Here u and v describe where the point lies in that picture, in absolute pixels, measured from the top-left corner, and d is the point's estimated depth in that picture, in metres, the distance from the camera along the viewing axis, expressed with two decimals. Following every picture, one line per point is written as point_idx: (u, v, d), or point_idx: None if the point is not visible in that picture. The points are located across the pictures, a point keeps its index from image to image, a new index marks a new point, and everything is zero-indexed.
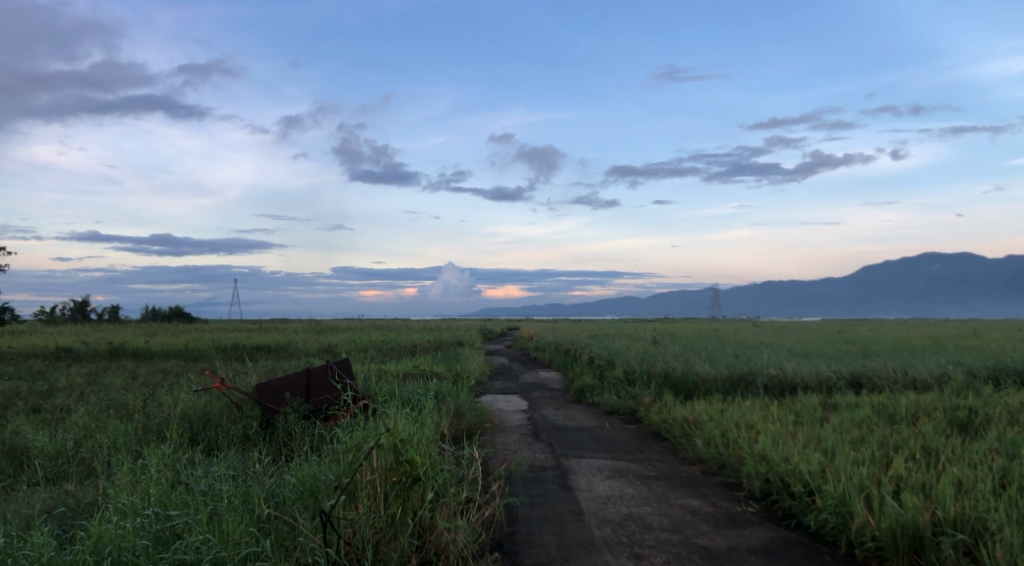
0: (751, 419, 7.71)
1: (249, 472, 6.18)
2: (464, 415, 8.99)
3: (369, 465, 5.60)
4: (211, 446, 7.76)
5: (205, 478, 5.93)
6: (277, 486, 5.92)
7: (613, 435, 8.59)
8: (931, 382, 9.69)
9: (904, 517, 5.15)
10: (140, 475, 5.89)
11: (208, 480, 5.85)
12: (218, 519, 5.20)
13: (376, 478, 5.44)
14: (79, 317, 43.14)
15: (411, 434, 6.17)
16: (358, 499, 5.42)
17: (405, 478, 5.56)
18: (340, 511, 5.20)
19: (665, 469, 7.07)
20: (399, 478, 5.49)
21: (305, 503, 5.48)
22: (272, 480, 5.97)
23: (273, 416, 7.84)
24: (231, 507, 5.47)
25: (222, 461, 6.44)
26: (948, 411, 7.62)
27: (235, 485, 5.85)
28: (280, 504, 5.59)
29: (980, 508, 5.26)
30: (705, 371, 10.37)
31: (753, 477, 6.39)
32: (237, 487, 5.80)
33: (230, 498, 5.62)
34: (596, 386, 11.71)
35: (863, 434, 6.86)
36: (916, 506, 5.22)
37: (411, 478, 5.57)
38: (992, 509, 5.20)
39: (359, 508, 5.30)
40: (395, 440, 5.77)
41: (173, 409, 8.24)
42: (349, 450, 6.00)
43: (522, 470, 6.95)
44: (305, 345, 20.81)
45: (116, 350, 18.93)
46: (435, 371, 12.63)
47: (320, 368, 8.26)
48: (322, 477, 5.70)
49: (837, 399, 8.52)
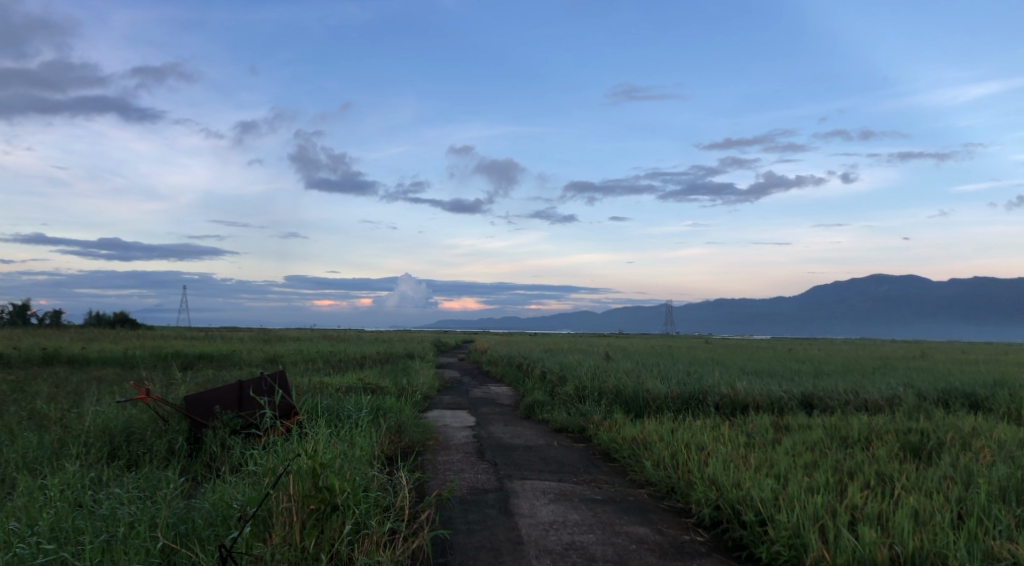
0: (702, 440, 7.54)
1: (163, 494, 5.77)
2: (406, 432, 8.67)
3: (286, 492, 5.36)
4: (132, 462, 7.31)
5: (107, 501, 5.51)
6: (187, 511, 5.54)
7: (560, 455, 8.35)
8: (881, 404, 9.67)
9: (861, 552, 5.04)
10: (36, 499, 5.43)
11: (111, 503, 5.43)
12: (112, 550, 4.83)
13: (293, 505, 5.19)
14: (19, 321, 41.54)
15: (336, 457, 5.90)
16: (272, 529, 5.16)
17: (323, 506, 5.28)
18: (247, 545, 4.86)
19: (611, 492, 6.85)
20: (317, 506, 5.16)
21: (217, 535, 5.12)
22: (185, 505, 5.56)
23: (202, 430, 7.48)
24: (133, 537, 5.06)
25: (132, 481, 6.03)
26: (899, 436, 7.55)
27: (142, 509, 5.43)
28: (186, 532, 5.23)
29: (938, 542, 5.13)
30: (657, 389, 10.20)
31: (704, 503, 6.20)
32: (145, 511, 5.38)
33: (132, 524, 5.24)
34: (546, 401, 11.48)
35: (816, 458, 6.74)
36: (874, 540, 5.10)
37: (331, 506, 5.31)
38: (952, 545, 5.07)
39: (272, 540, 5.02)
40: (315, 464, 5.49)
41: (92, 422, 7.76)
42: (265, 474, 5.74)
43: (461, 493, 6.67)
44: (251, 355, 20.19)
45: (50, 356, 18.06)
46: (382, 385, 12.25)
47: (251, 380, 7.91)
48: (234, 502, 5.40)
49: (788, 420, 8.41)
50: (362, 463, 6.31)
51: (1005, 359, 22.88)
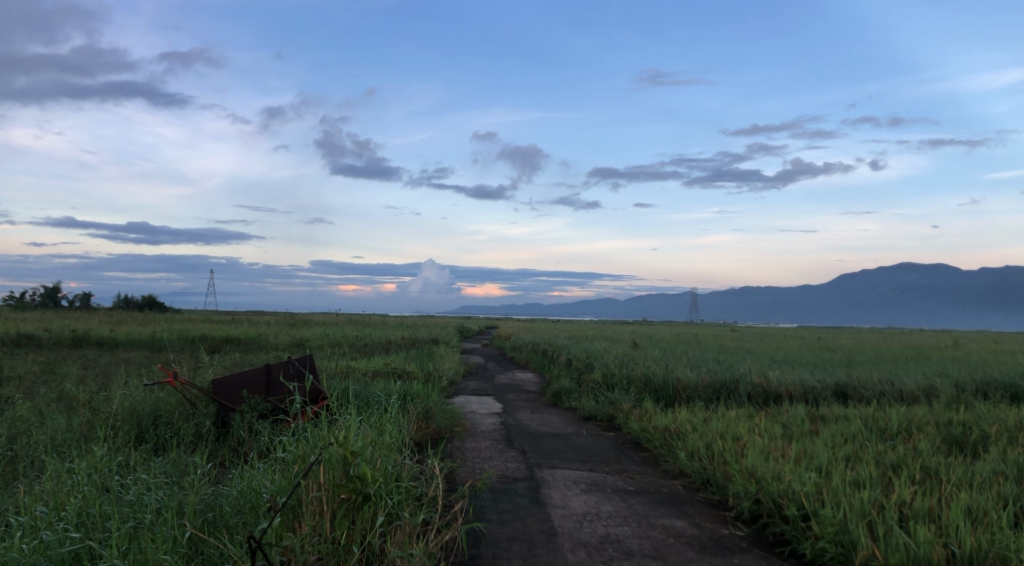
0: (737, 431, 7.39)
1: (191, 479, 5.76)
2: (433, 418, 8.62)
3: (315, 481, 5.32)
4: (160, 445, 7.32)
5: (135, 486, 5.50)
6: (215, 497, 5.52)
7: (590, 443, 8.25)
8: (918, 395, 9.44)
9: (914, 552, 4.87)
10: (65, 484, 5.43)
11: (139, 489, 5.42)
12: (140, 537, 4.81)
13: (323, 494, 5.15)
14: (50, 304, 42.22)
15: (367, 445, 5.84)
16: (302, 518, 5.12)
17: (354, 495, 5.22)
18: (276, 536, 4.82)
19: (645, 483, 6.73)
20: (348, 495, 5.18)
21: (247, 522, 5.09)
22: (213, 491, 5.54)
23: (229, 414, 7.48)
24: (161, 523, 5.05)
25: (159, 466, 6.03)
26: (941, 428, 7.35)
27: (171, 494, 5.42)
28: (216, 520, 5.21)
29: (995, 541, 4.95)
30: (687, 377, 10.04)
31: (742, 497, 6.06)
32: (173, 497, 5.37)
33: (160, 510, 5.24)
34: (573, 389, 11.37)
35: (856, 451, 6.57)
36: (929, 540, 4.93)
37: (363, 496, 5.31)
38: (1010, 545, 4.89)
39: (301, 530, 4.99)
40: (346, 452, 5.44)
41: (120, 405, 7.79)
42: (294, 461, 5.70)
43: (492, 481, 6.60)
44: (277, 339, 20.26)
45: (80, 339, 18.28)
46: (407, 370, 12.21)
47: (278, 365, 7.89)
48: (263, 489, 5.38)
49: (824, 411, 8.23)
50: (393, 451, 6.25)
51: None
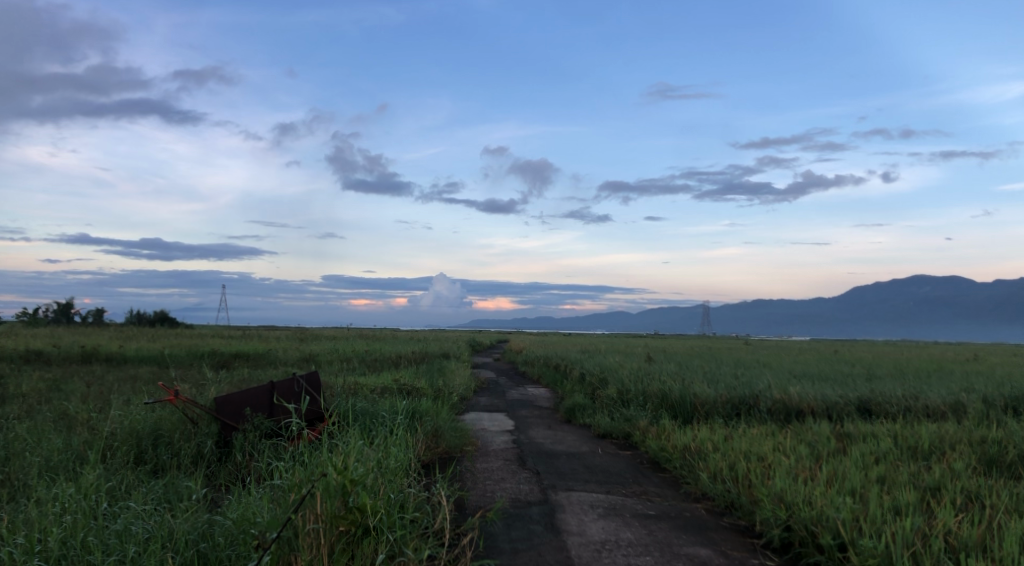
0: (762, 450, 7.11)
1: (185, 507, 5.56)
2: (443, 437, 8.41)
3: (312, 512, 5.10)
4: (159, 467, 7.14)
5: (123, 515, 5.30)
6: (209, 526, 5.33)
7: (606, 463, 7.99)
8: (946, 411, 9.13)
9: None
10: (50, 513, 5.24)
11: (127, 518, 5.20)
12: None
13: (321, 526, 4.94)
14: (63, 320, 42.39)
15: (368, 470, 5.63)
16: (298, 552, 4.90)
17: (354, 527, 5.06)
18: None
19: (665, 507, 6.46)
20: (346, 528, 5.00)
21: (241, 556, 4.88)
22: (208, 518, 5.35)
23: (232, 433, 7.31)
24: (148, 556, 4.83)
25: (149, 494, 5.81)
26: (973, 446, 7.06)
27: (160, 523, 5.23)
28: (209, 556, 4.99)
29: None
30: (705, 393, 9.76)
31: (771, 524, 5.79)
32: (163, 526, 5.16)
33: (151, 541, 5.02)
34: (587, 404, 11.11)
35: (889, 472, 6.29)
36: None
37: (362, 528, 5.12)
38: None
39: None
40: (344, 480, 5.22)
41: (119, 425, 7.62)
42: (291, 489, 5.49)
43: (504, 506, 6.35)
44: (286, 354, 20.07)
45: (89, 355, 18.17)
46: (417, 386, 11.99)
47: (283, 382, 7.72)
48: (259, 518, 5.17)
49: (849, 427, 7.94)
50: (397, 477, 6.04)
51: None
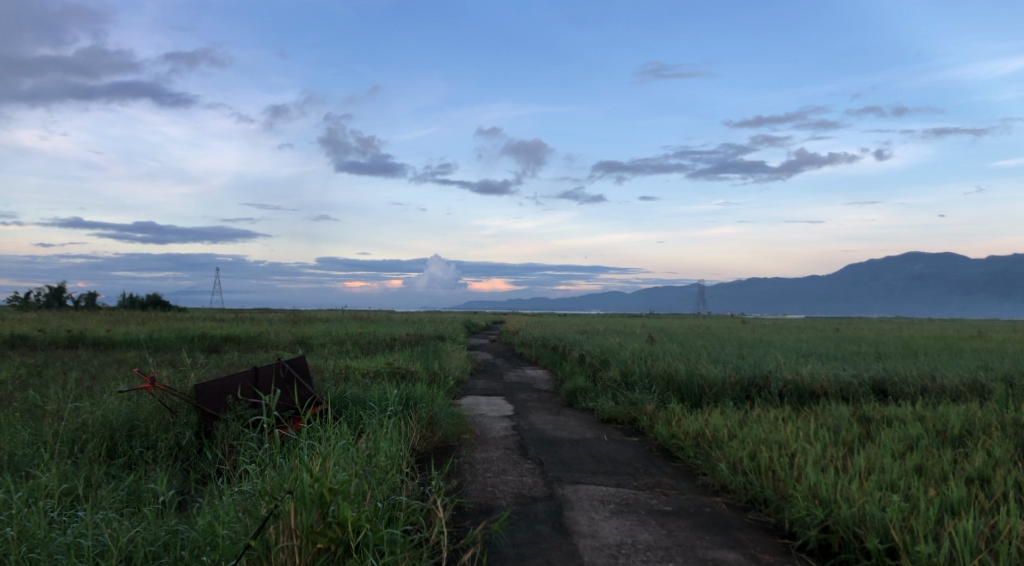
0: (782, 437, 6.75)
1: (149, 513, 5.19)
2: (439, 425, 8.04)
3: (286, 527, 4.74)
4: (132, 461, 6.79)
5: (74, 526, 4.94)
6: (175, 535, 5.02)
7: (614, 451, 7.62)
8: (965, 391, 8.80)
9: None
10: None
11: (77, 530, 4.85)
12: None
13: (297, 545, 4.58)
14: (55, 303, 41.96)
15: (350, 475, 5.25)
16: None
17: (333, 546, 4.70)
18: None
19: (682, 502, 6.10)
20: (325, 546, 4.65)
21: None
22: (173, 527, 5.02)
23: (213, 423, 6.95)
24: None
25: (108, 500, 5.43)
26: (1005, 430, 6.74)
27: (116, 535, 4.86)
28: None
29: None
30: (712, 374, 9.39)
31: (807, 525, 5.43)
32: (124, 538, 4.81)
33: (114, 557, 4.64)
34: (589, 387, 10.74)
35: (927, 461, 5.97)
36: None
37: (343, 546, 4.75)
38: None
39: None
40: (322, 490, 4.84)
41: (92, 414, 7.24)
42: (259, 498, 5.10)
43: (507, 504, 5.98)
44: (278, 337, 19.63)
45: (76, 339, 17.70)
46: (411, 369, 11.60)
47: (267, 368, 7.37)
48: (225, 531, 4.80)
49: (868, 410, 7.60)
50: (389, 481, 5.70)
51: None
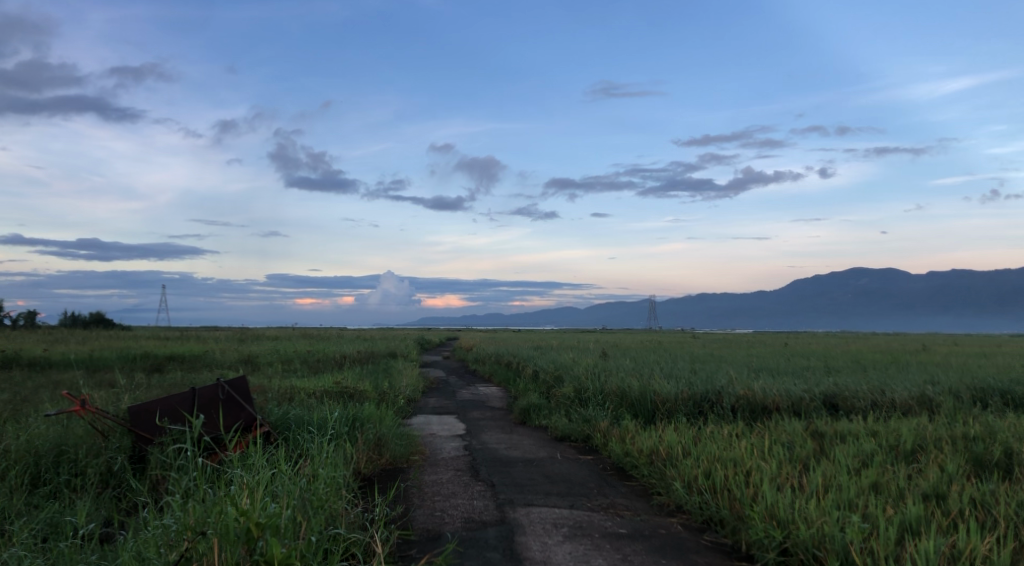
0: (737, 454, 6.70)
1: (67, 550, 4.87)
2: (387, 446, 7.80)
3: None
4: (57, 489, 6.43)
5: None
6: None
7: (567, 471, 7.48)
8: (913, 405, 8.93)
9: None
10: None
11: None
12: None
13: None
14: None
15: (282, 509, 4.98)
16: None
17: None
18: None
19: (637, 523, 5.99)
20: None
21: None
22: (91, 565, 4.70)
23: (145, 448, 6.61)
24: None
25: (23, 536, 5.09)
26: (954, 445, 6.81)
27: None
28: None
29: None
30: (665, 390, 9.34)
31: (765, 547, 5.36)
32: None
33: None
34: (542, 405, 10.61)
35: (882, 478, 5.97)
36: None
37: None
38: None
39: None
40: (249, 524, 4.63)
41: (17, 440, 6.85)
42: (184, 532, 4.80)
43: (455, 530, 5.79)
44: (224, 356, 19.07)
45: (7, 360, 16.88)
46: (360, 388, 11.29)
47: (206, 388, 6.99)
48: None
49: (819, 425, 7.63)
50: (328, 512, 5.45)
51: (971, 349, 24.16)
